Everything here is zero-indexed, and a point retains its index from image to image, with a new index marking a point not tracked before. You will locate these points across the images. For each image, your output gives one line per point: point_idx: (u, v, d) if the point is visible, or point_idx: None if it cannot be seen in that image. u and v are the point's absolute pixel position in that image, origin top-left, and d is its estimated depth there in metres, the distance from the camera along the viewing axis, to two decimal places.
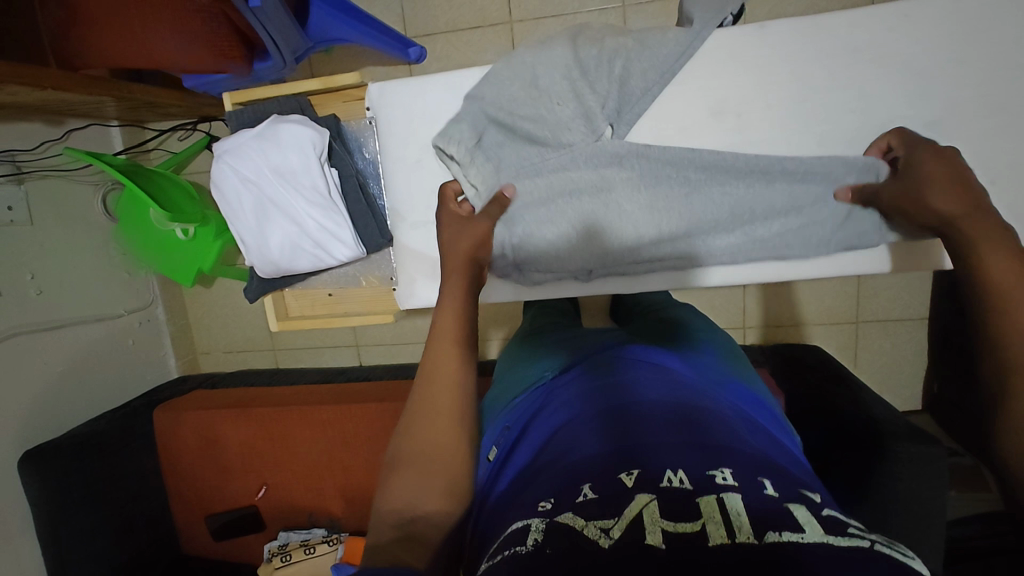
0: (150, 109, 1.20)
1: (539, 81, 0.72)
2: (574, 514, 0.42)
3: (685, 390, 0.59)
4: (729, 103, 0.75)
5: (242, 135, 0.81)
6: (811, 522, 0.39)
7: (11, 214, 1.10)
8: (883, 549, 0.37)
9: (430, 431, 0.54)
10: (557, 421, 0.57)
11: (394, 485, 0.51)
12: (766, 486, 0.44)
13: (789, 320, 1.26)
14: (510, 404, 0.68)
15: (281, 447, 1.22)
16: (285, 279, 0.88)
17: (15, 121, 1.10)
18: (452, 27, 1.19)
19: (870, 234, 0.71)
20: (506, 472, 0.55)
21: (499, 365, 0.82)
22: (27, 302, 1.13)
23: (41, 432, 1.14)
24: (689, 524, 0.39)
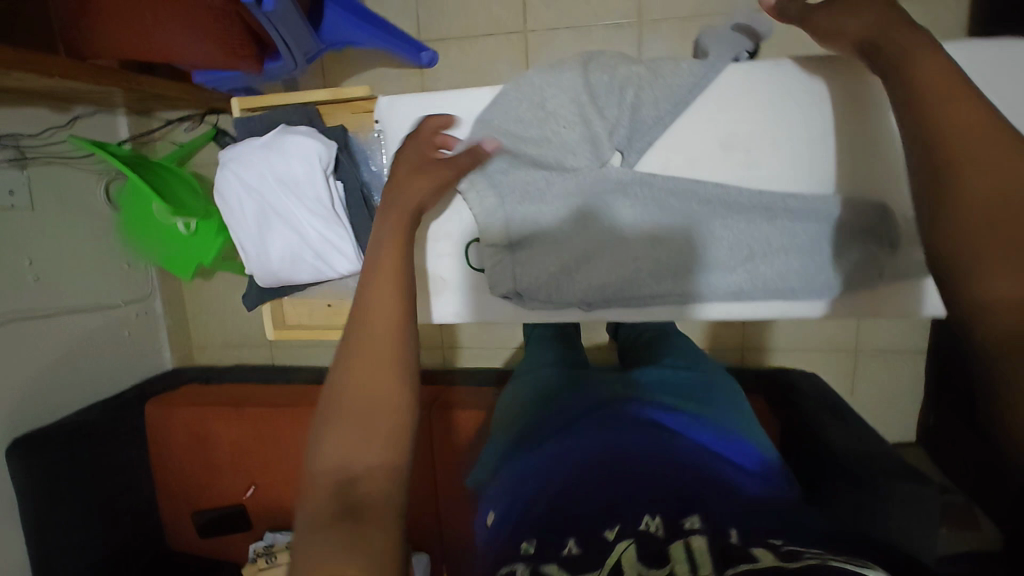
0: (158, 100, 1.19)
1: (548, 105, 0.72)
2: (560, 566, 0.46)
3: (664, 446, 0.64)
4: (739, 138, 0.74)
5: (249, 144, 0.80)
6: (766, 554, 0.42)
7: (13, 198, 1.09)
8: (830, 560, 0.40)
9: (367, 382, 0.44)
10: (548, 479, 0.62)
11: (326, 451, 0.42)
12: (730, 532, 0.48)
13: (788, 345, 1.25)
14: (510, 457, 0.72)
15: (271, 448, 1.21)
16: (285, 287, 0.88)
17: (21, 105, 1.10)
18: (466, 34, 1.19)
19: (869, 274, 0.71)
20: (501, 529, 0.58)
21: (496, 426, 0.85)
22: (25, 288, 1.12)
23: (31, 419, 1.14)
24: (660, 567, 0.43)
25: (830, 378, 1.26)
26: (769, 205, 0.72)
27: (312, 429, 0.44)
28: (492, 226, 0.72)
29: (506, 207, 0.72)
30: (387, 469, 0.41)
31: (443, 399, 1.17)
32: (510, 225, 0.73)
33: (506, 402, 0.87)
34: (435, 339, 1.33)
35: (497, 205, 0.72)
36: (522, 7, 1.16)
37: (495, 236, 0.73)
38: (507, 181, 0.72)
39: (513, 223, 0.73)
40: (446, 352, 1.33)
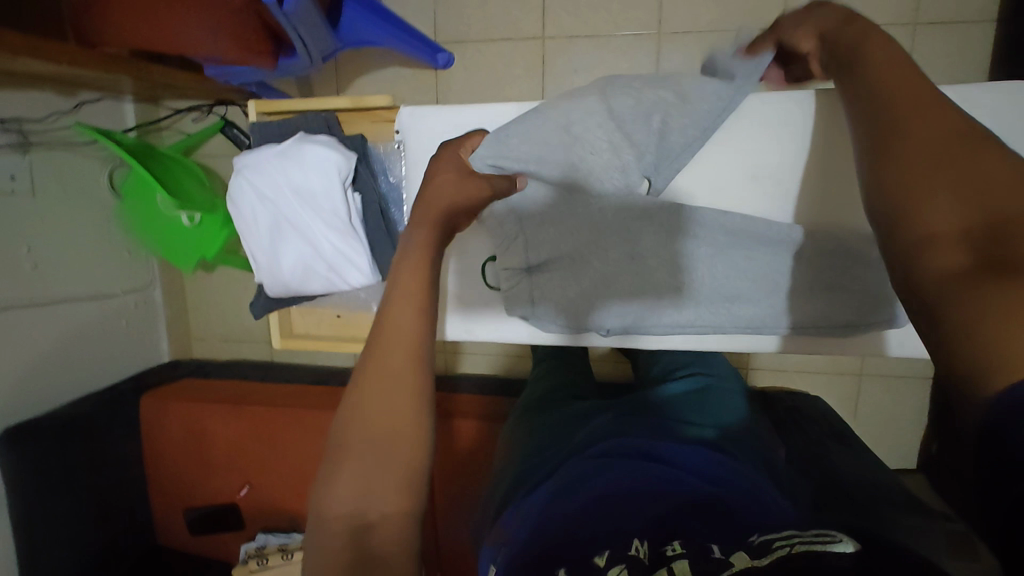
0: (167, 89, 1.17)
1: (571, 131, 0.68)
2: None
3: (663, 478, 0.63)
4: (765, 169, 0.76)
5: (264, 151, 0.78)
6: (742, 560, 0.43)
7: (14, 183, 1.07)
8: (799, 548, 0.42)
9: (381, 410, 0.43)
10: (545, 511, 0.61)
11: (336, 486, 0.40)
12: (713, 550, 0.46)
13: (793, 367, 1.24)
14: (507, 506, 0.71)
15: (266, 447, 1.19)
16: (293, 298, 0.86)
17: (26, 89, 1.07)
18: (483, 37, 1.17)
19: (884, 311, 0.70)
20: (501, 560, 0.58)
21: (505, 451, 0.85)
22: (21, 276, 1.10)
23: (23, 408, 1.12)
24: None
25: (834, 401, 1.25)
26: (773, 240, 0.73)
27: (323, 456, 0.43)
28: (510, 250, 0.77)
29: (525, 236, 0.76)
30: (399, 513, 0.40)
31: (443, 406, 1.15)
32: (528, 252, 0.76)
33: (512, 439, 0.87)
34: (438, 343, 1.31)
35: (515, 234, 0.76)
36: (542, 12, 1.14)
37: (513, 260, 0.77)
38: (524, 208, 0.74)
39: (529, 249, 0.76)
40: (448, 357, 1.31)
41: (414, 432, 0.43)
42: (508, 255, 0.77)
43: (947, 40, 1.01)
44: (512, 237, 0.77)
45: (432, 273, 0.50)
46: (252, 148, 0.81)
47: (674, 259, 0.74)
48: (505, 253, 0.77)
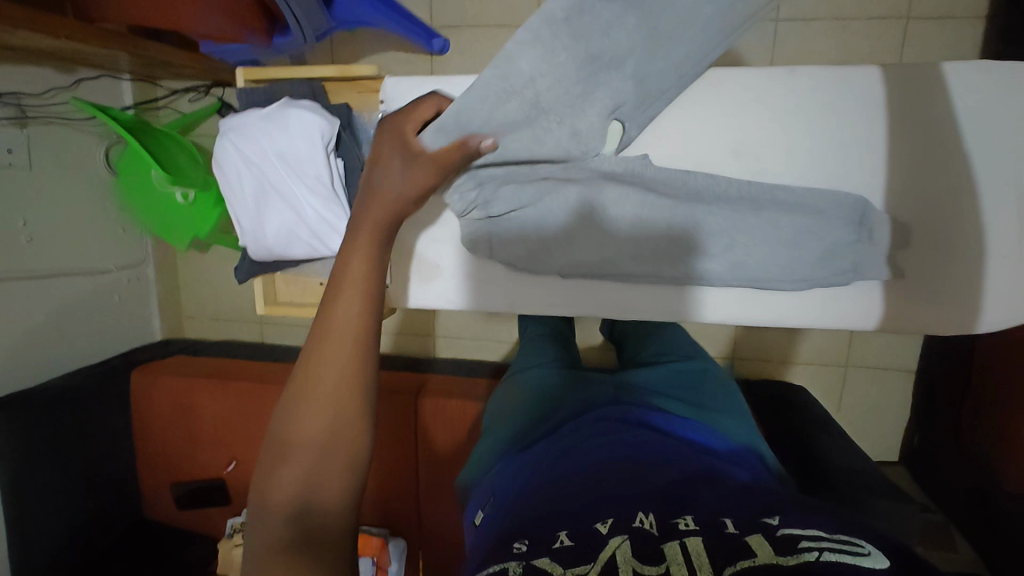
0: (164, 67, 1.18)
1: (538, 98, 0.65)
2: (552, 560, 0.45)
3: (650, 451, 0.63)
4: (748, 145, 0.74)
5: (251, 115, 0.79)
6: (764, 548, 0.43)
7: (11, 156, 1.08)
8: (829, 556, 0.41)
9: (323, 399, 0.46)
10: (532, 483, 0.61)
11: (276, 482, 0.44)
12: (727, 527, 0.47)
13: (778, 357, 1.25)
14: (495, 468, 0.72)
15: (253, 423, 1.21)
16: (276, 264, 0.87)
17: (24, 64, 1.08)
18: (478, 23, 1.18)
19: (845, 272, 0.71)
20: (486, 527, 0.60)
21: (489, 416, 0.86)
22: (16, 248, 1.11)
23: (16, 380, 1.13)
24: (655, 568, 0.43)
25: (818, 391, 1.26)
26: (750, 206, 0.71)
27: (262, 455, 0.46)
28: (469, 197, 0.74)
29: (487, 182, 0.73)
30: (334, 508, 0.44)
31: (430, 386, 1.17)
32: (484, 190, 0.73)
33: (495, 403, 0.86)
34: (427, 326, 1.33)
35: (476, 181, 0.72)
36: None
37: (466, 200, 0.74)
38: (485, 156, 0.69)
39: (491, 200, 0.74)
40: (437, 341, 1.33)
41: (352, 432, 0.46)
42: (463, 196, 0.73)
43: (936, 33, 1.02)
44: (475, 182, 0.72)
45: (377, 269, 0.52)
46: (238, 111, 0.82)
47: (644, 222, 0.73)
48: (462, 198, 0.74)
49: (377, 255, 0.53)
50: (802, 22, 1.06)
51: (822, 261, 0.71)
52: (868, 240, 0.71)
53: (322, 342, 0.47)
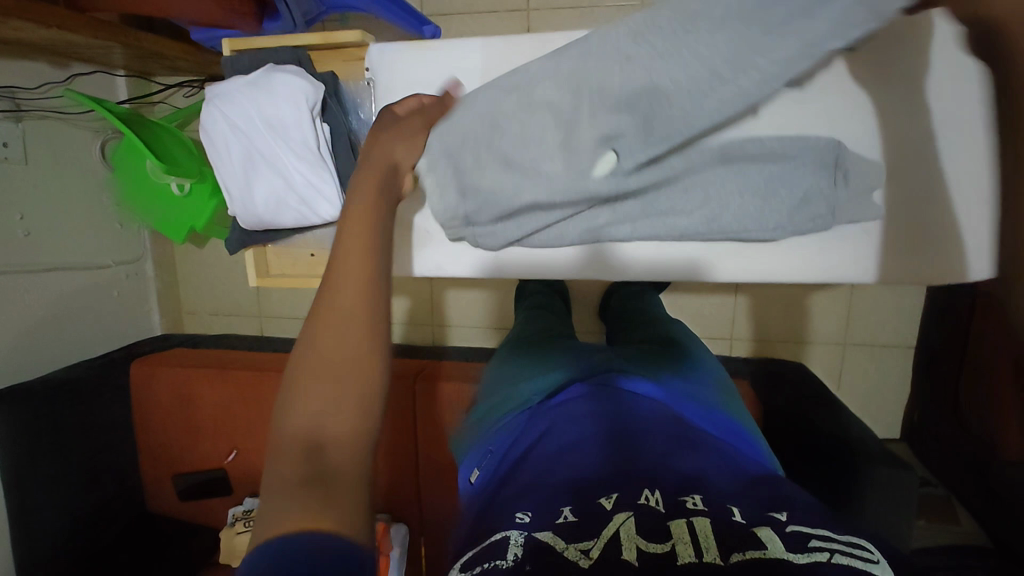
0: (157, 60, 1.19)
1: (530, 117, 0.56)
2: (554, 532, 0.42)
3: (667, 423, 0.59)
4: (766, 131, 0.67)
5: (235, 81, 0.80)
6: (774, 540, 0.39)
7: (7, 150, 1.09)
8: (841, 560, 0.37)
9: (334, 334, 0.42)
10: (544, 446, 0.56)
11: (296, 411, 0.40)
12: (733, 514, 0.43)
13: (775, 335, 1.25)
14: (497, 425, 0.68)
15: (252, 411, 1.21)
16: (266, 233, 0.88)
17: (18, 58, 1.09)
18: (469, 9, 1.18)
19: (822, 216, 0.66)
20: (487, 487, 0.56)
21: (489, 379, 0.83)
22: (14, 242, 1.12)
23: (15, 373, 1.13)
24: (659, 545, 0.40)
25: (818, 370, 1.25)
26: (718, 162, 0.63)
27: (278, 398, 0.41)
28: (448, 212, 0.64)
29: (457, 194, 0.62)
30: (355, 430, 0.39)
31: (427, 371, 1.17)
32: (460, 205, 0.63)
33: (496, 374, 0.83)
34: (425, 315, 1.32)
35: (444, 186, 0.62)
36: None
37: (449, 215, 0.64)
38: (457, 156, 0.60)
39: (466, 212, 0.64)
40: (434, 330, 1.33)
41: (370, 359, 0.42)
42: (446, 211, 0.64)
43: None
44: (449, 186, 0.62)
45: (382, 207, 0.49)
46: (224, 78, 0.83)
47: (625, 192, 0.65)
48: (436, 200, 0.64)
49: (377, 209, 0.49)
50: None
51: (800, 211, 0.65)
52: (841, 184, 0.65)
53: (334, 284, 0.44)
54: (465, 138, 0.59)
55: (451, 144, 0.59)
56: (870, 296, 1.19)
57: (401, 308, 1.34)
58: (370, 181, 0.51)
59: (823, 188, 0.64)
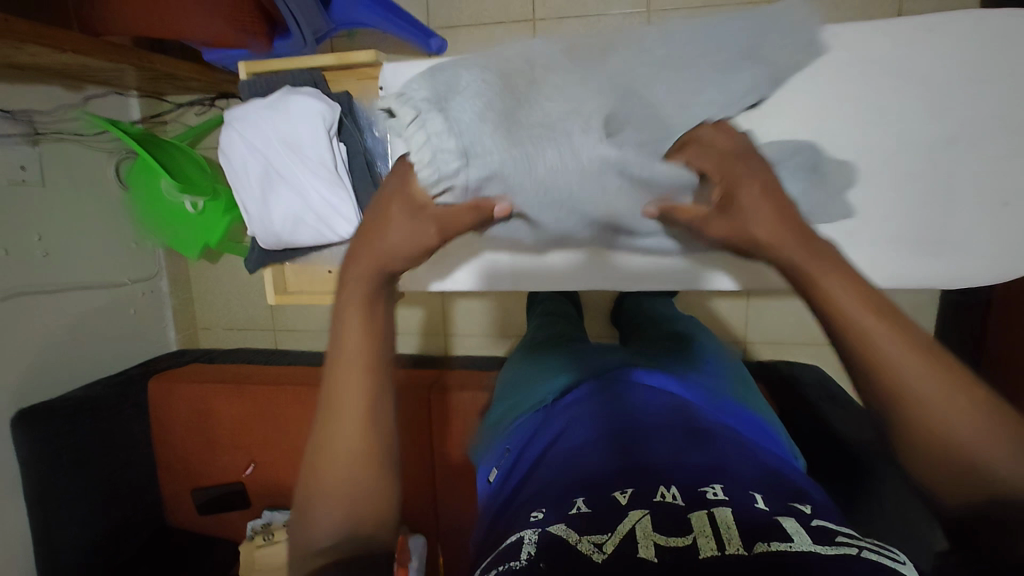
0: (170, 81, 1.21)
1: (543, 92, 0.53)
2: (567, 528, 0.42)
3: (689, 413, 0.58)
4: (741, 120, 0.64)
5: (254, 105, 0.82)
6: (800, 533, 0.38)
7: (25, 173, 1.11)
8: (870, 555, 0.36)
9: (343, 433, 0.46)
10: (556, 441, 0.57)
11: (314, 529, 0.45)
12: (757, 502, 0.42)
13: (789, 337, 1.24)
14: (510, 427, 0.69)
15: (268, 423, 1.22)
16: (284, 251, 0.89)
17: (35, 82, 1.11)
18: (474, 20, 1.19)
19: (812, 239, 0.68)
20: (506, 486, 0.56)
21: (504, 380, 0.84)
22: (33, 262, 1.14)
23: (38, 392, 1.15)
24: (681, 538, 0.39)
25: (833, 371, 1.24)
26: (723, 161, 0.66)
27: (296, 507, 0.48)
28: (446, 153, 0.46)
29: (473, 138, 0.47)
30: (365, 526, 0.46)
31: (441, 380, 1.17)
32: (468, 145, 0.47)
33: (513, 371, 0.84)
34: (438, 325, 1.32)
35: (427, 122, 0.46)
36: None
37: (449, 162, 0.47)
38: (462, 110, 0.47)
39: (488, 161, 0.48)
40: (447, 339, 1.33)
41: (376, 462, 0.47)
42: (432, 175, 0.47)
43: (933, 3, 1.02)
44: (459, 121, 0.47)
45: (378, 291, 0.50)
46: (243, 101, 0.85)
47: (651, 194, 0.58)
48: (410, 126, 0.46)
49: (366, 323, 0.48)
50: None
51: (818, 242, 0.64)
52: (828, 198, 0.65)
53: (337, 411, 0.47)
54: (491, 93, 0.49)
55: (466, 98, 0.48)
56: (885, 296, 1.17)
57: (412, 319, 1.34)
58: (353, 291, 0.49)
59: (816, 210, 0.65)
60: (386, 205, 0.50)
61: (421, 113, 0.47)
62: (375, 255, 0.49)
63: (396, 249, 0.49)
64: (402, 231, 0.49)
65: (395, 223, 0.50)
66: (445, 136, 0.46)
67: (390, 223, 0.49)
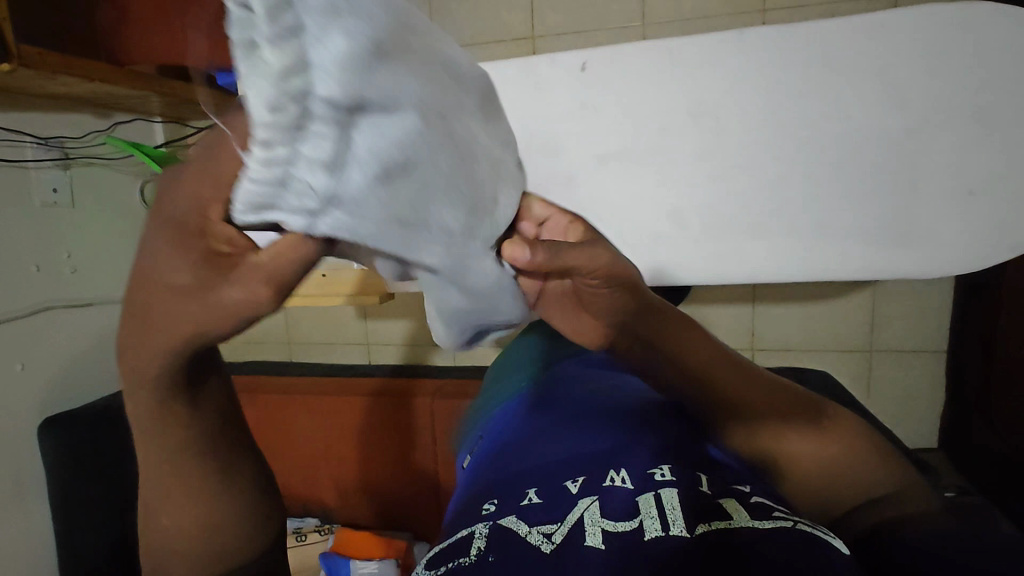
0: (189, 107, 1.27)
1: (466, 128, 0.33)
2: (518, 519, 0.44)
3: (647, 392, 0.61)
4: (707, 104, 0.64)
5: None
6: (740, 511, 0.41)
7: (56, 195, 1.19)
8: (803, 527, 0.39)
9: (175, 510, 0.37)
10: (519, 435, 0.59)
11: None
12: (701, 483, 0.45)
13: (798, 342, 1.20)
14: (489, 417, 0.72)
15: (282, 432, 1.27)
16: None
17: (67, 110, 1.19)
18: (475, 40, 1.24)
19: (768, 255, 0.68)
20: (474, 473, 0.59)
21: (491, 372, 0.88)
22: (61, 278, 1.21)
23: (64, 400, 1.21)
24: (628, 523, 0.42)
25: (845, 378, 1.19)
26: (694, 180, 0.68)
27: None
28: (307, 187, 0.23)
29: (358, 186, 0.25)
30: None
31: (446, 389, 1.18)
32: (346, 192, 0.25)
33: (500, 363, 0.88)
34: None
35: (320, 133, 0.22)
36: (530, 12, 1.20)
37: (297, 198, 0.24)
38: (376, 135, 0.25)
39: (357, 221, 0.26)
40: (455, 350, 1.32)
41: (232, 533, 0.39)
42: (255, 204, 0.24)
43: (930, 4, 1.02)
44: (361, 151, 0.24)
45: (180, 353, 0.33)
46: None
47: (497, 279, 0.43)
48: (272, 118, 0.21)
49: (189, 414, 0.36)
50: (793, 10, 1.08)
51: (795, 245, 0.66)
52: (776, 206, 0.65)
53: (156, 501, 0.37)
54: (416, 129, 0.27)
55: (392, 114, 0.25)
56: (896, 299, 1.14)
57: (418, 330, 1.35)
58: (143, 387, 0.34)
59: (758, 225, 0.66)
60: (159, 265, 0.29)
61: (318, 106, 0.21)
62: (164, 330, 0.30)
63: (196, 323, 0.29)
64: (206, 295, 0.28)
65: (189, 286, 0.29)
66: (321, 167, 0.23)
67: (160, 285, 0.29)
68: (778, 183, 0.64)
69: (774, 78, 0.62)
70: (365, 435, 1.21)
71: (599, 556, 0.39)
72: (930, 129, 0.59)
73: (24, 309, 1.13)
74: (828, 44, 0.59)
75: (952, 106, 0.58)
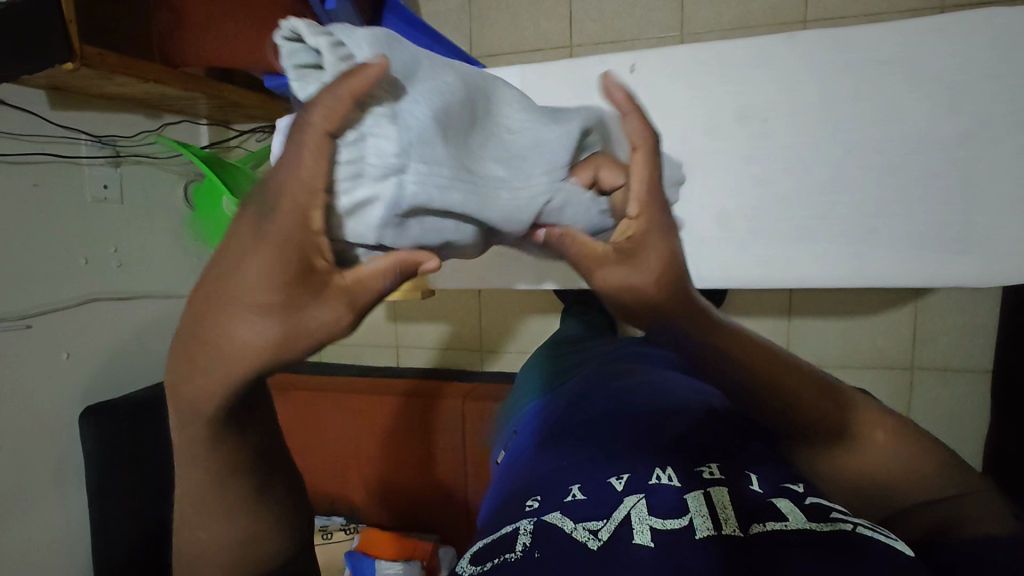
0: (234, 110, 1.32)
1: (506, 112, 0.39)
2: (563, 516, 0.44)
3: (681, 393, 0.60)
4: (755, 108, 0.64)
5: None
6: (794, 513, 0.40)
7: (107, 191, 1.23)
8: (863, 531, 0.38)
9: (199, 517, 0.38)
10: (559, 430, 0.59)
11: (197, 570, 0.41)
12: (751, 483, 0.44)
13: (835, 358, 1.17)
14: (521, 418, 0.72)
15: (314, 429, 1.28)
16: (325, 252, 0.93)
17: (120, 110, 1.24)
18: (515, 49, 1.26)
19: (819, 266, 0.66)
20: (511, 470, 0.59)
21: (522, 371, 0.87)
22: (108, 272, 1.25)
23: (104, 390, 1.24)
24: (676, 521, 0.41)
25: (884, 396, 1.16)
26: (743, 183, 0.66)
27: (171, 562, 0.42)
28: (381, 144, 0.28)
29: (421, 138, 0.29)
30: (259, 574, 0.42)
31: (474, 393, 1.18)
32: (412, 139, 0.29)
33: (528, 365, 0.87)
34: (474, 340, 1.33)
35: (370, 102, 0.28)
36: (569, 22, 1.21)
37: (376, 157, 0.28)
38: (420, 103, 0.30)
39: (427, 171, 0.29)
40: (483, 354, 1.32)
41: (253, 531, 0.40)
42: (351, 179, 0.28)
43: None
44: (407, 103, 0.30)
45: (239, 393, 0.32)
46: None
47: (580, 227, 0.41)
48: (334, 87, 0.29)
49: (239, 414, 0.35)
50: (838, 21, 1.07)
51: (845, 251, 0.64)
52: (823, 213, 0.64)
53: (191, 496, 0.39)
54: (451, 90, 0.32)
55: (419, 78, 0.31)
56: (939, 317, 1.11)
57: (448, 333, 1.36)
58: (200, 416, 0.32)
59: (803, 232, 0.66)
60: (245, 288, 0.27)
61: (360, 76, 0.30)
62: (235, 361, 0.28)
63: (284, 347, 0.28)
64: (305, 317, 0.28)
65: (284, 305, 0.27)
66: (384, 121, 0.28)
67: (233, 316, 0.27)
68: (827, 188, 0.64)
69: (825, 84, 0.62)
70: (392, 435, 1.22)
71: (648, 554, 0.39)
72: (990, 136, 0.58)
73: (72, 299, 1.17)
74: (881, 46, 0.59)
75: (1016, 114, 0.56)
